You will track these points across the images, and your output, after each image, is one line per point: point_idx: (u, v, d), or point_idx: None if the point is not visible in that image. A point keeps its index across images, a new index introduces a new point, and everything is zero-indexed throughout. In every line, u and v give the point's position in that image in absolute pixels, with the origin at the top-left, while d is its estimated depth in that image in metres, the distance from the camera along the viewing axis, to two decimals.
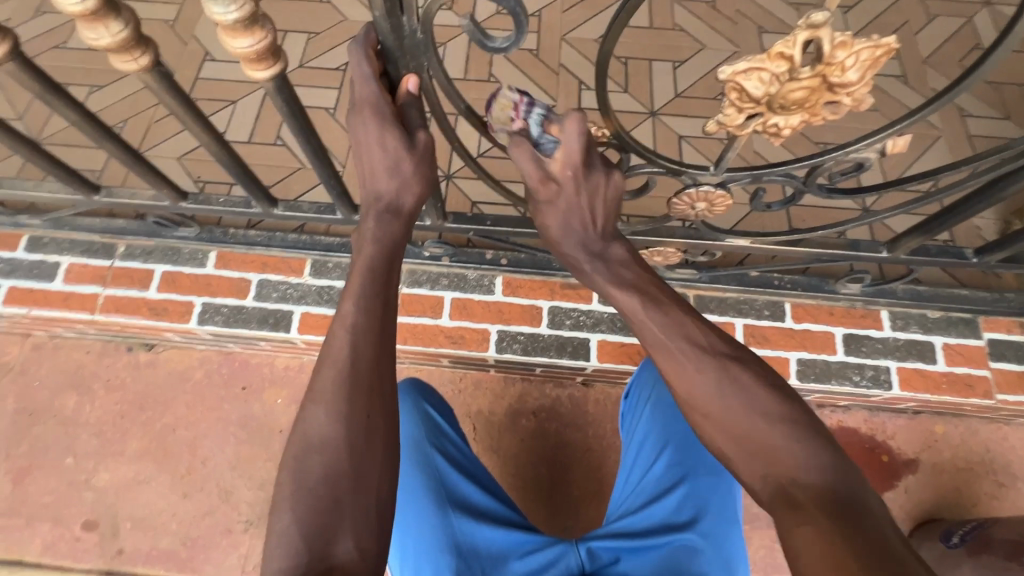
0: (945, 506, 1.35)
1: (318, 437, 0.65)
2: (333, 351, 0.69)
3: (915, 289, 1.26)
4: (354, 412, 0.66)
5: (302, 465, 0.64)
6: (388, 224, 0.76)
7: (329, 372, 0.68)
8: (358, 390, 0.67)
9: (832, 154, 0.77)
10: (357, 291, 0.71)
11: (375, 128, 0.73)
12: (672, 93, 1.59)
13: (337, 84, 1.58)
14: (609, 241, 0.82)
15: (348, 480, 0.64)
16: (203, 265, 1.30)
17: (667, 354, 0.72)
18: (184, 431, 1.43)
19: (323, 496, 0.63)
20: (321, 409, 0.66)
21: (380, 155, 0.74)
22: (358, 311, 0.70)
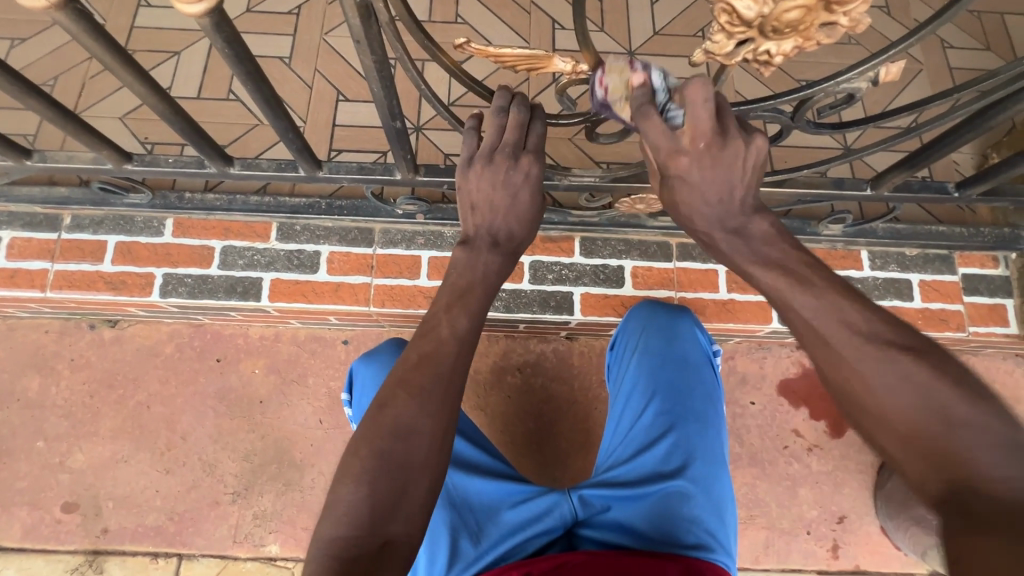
0: None
1: (406, 425, 0.65)
2: (434, 355, 0.69)
3: (894, 227, 1.23)
4: (443, 411, 0.67)
5: (381, 450, 0.64)
6: (505, 259, 0.79)
7: (426, 369, 0.68)
8: (452, 395, 0.68)
9: (822, 86, 0.73)
10: (471, 310, 0.73)
11: (527, 178, 0.79)
12: (650, 31, 1.50)
13: (291, 30, 1.45)
14: (749, 215, 0.68)
15: (418, 467, 0.65)
16: (160, 234, 1.22)
17: (823, 341, 0.57)
18: (159, 407, 1.38)
19: (394, 479, 0.63)
20: (416, 400, 0.66)
21: (502, 191, 0.78)
22: (469, 329, 0.72)
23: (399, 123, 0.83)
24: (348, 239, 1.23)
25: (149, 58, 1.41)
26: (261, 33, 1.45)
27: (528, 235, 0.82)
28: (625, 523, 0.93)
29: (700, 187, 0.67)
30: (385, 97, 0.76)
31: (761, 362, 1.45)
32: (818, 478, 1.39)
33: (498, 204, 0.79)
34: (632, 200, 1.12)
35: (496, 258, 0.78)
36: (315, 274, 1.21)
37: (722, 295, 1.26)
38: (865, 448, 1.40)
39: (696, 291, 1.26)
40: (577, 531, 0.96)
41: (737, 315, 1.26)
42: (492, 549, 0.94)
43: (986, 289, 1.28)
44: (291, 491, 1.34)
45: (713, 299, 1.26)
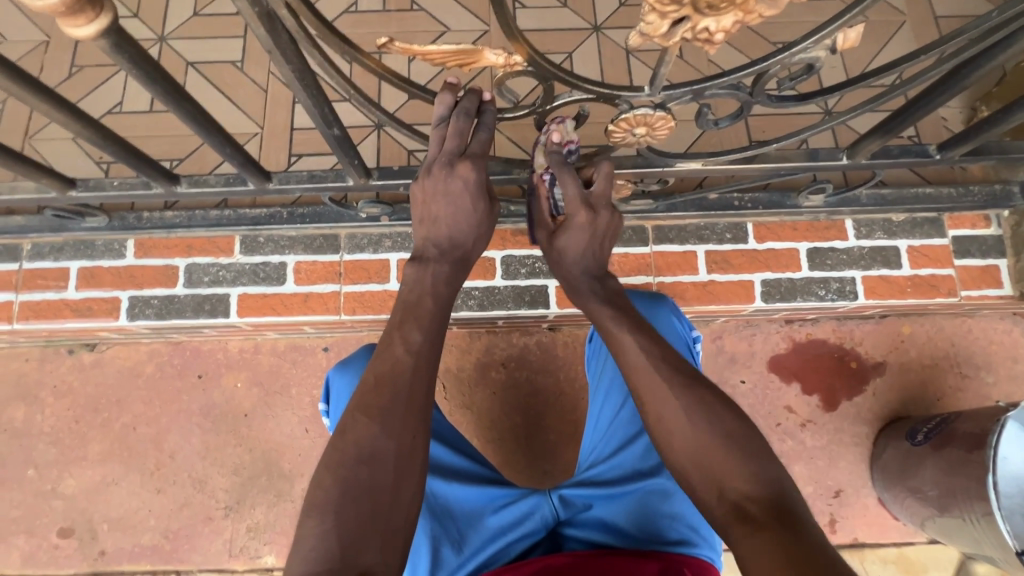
0: (912, 403, 1.38)
1: (369, 450, 0.65)
2: (392, 374, 0.70)
3: (879, 193, 1.18)
4: (406, 431, 0.67)
5: (347, 479, 0.64)
6: (454, 268, 0.80)
7: (385, 392, 0.68)
8: (415, 413, 0.68)
9: (776, 57, 0.68)
10: (425, 324, 0.74)
11: (468, 192, 0.78)
12: (616, 3, 1.43)
13: (241, 32, 1.40)
14: (604, 275, 0.89)
15: (388, 492, 0.64)
16: (122, 256, 1.19)
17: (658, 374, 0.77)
18: (145, 428, 1.38)
19: (364, 507, 0.63)
20: (375, 423, 0.66)
21: (446, 199, 0.78)
22: (425, 342, 0.73)
23: (336, 130, 0.79)
24: (313, 247, 1.20)
25: (97, 73, 1.36)
26: (210, 38, 1.39)
27: (474, 243, 0.82)
28: (607, 521, 0.94)
29: (583, 244, 0.87)
30: (314, 105, 0.72)
31: (749, 340, 1.41)
32: (812, 453, 1.37)
33: (439, 216, 0.79)
34: None
35: (445, 267, 0.79)
36: (282, 286, 1.19)
37: (703, 276, 1.22)
38: (860, 420, 1.38)
39: (676, 274, 1.22)
40: (561, 531, 0.97)
41: (718, 297, 1.22)
42: (475, 557, 0.94)
43: (978, 250, 1.23)
44: (283, 502, 1.34)
45: (693, 282, 1.22)
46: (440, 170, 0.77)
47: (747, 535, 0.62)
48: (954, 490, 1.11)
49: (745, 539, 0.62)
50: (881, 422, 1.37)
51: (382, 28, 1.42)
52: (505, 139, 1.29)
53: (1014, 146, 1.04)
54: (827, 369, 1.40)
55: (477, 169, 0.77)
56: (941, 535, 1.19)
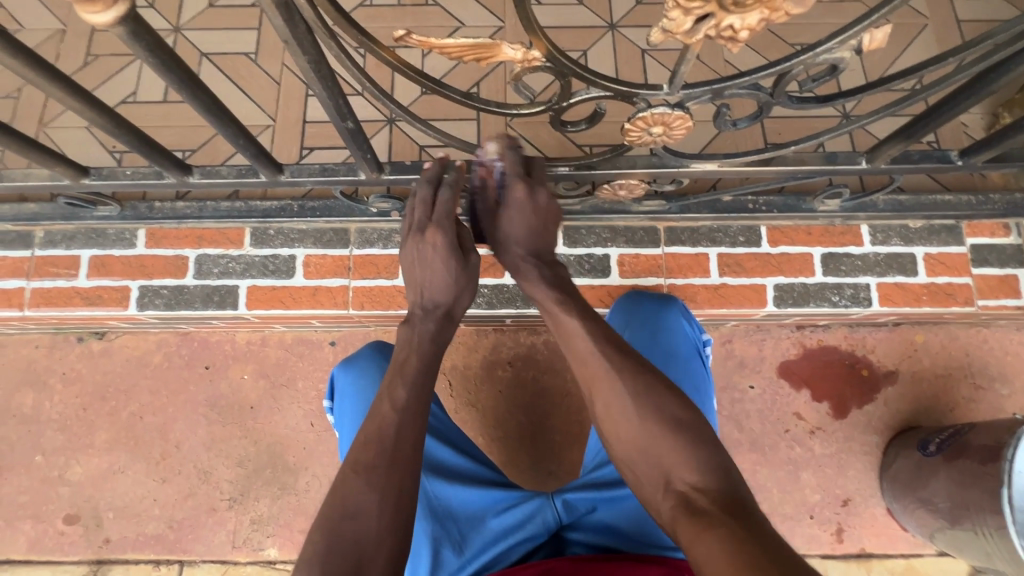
0: (924, 413, 1.36)
1: (355, 504, 0.67)
2: (378, 429, 0.73)
3: (897, 199, 1.17)
4: (389, 484, 0.69)
5: (332, 535, 0.65)
6: (438, 325, 0.86)
7: (372, 446, 0.71)
8: (397, 468, 0.70)
9: (800, 57, 0.66)
10: (407, 378, 0.78)
11: (438, 247, 0.87)
12: (632, 1, 1.42)
13: (256, 24, 1.40)
14: None
15: (372, 542, 0.65)
16: (133, 246, 1.19)
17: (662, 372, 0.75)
18: (152, 417, 1.38)
19: (349, 560, 0.63)
20: (361, 478, 0.69)
21: (424, 263, 0.88)
22: (410, 397, 0.76)
23: (351, 124, 0.78)
24: (323, 241, 1.20)
25: (113, 63, 1.37)
26: (226, 29, 1.39)
27: (457, 298, 0.89)
28: (610, 525, 0.93)
29: None
30: (329, 97, 0.72)
31: (760, 344, 1.40)
32: (821, 461, 1.35)
33: (419, 280, 0.88)
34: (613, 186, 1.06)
35: (429, 325, 0.86)
36: (291, 279, 1.19)
37: (714, 279, 1.21)
38: (870, 428, 1.36)
39: (687, 276, 1.21)
40: (565, 534, 0.97)
41: (730, 300, 1.20)
42: (476, 558, 0.94)
43: (996, 259, 1.21)
44: (287, 495, 1.34)
45: (704, 285, 1.21)
46: (414, 235, 0.89)
47: (700, 532, 0.59)
48: (967, 502, 1.09)
49: (699, 535, 0.59)
50: (892, 432, 1.35)
51: (396, 22, 1.41)
52: (517, 137, 1.28)
53: None
54: (838, 376, 1.38)
55: (441, 230, 0.87)
56: (951, 547, 1.17)
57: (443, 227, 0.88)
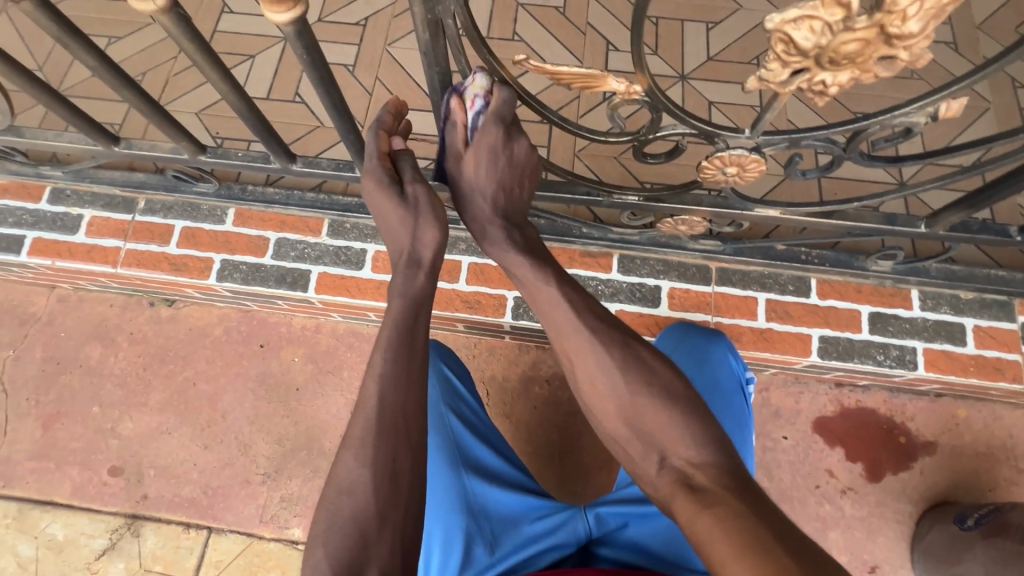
0: (961, 489, 1.34)
1: (348, 481, 0.73)
2: (363, 400, 0.77)
3: (949, 268, 1.20)
4: (380, 460, 0.74)
5: (332, 511, 0.72)
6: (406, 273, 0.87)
7: (360, 420, 0.76)
8: (385, 437, 0.75)
9: (877, 118, 0.72)
10: (386, 342, 0.81)
11: (373, 193, 0.90)
12: (704, 56, 1.51)
13: (357, 40, 1.54)
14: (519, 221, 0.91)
15: (375, 522, 0.72)
16: (222, 222, 1.30)
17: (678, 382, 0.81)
18: (204, 385, 1.46)
19: (352, 534, 0.70)
20: (351, 455, 0.74)
21: (383, 210, 0.89)
22: (388, 362, 0.80)
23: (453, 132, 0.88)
24: None
25: (227, 60, 1.52)
26: (329, 42, 1.54)
27: (421, 241, 0.89)
28: (640, 543, 0.96)
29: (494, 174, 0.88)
30: None
31: (796, 397, 1.41)
32: (851, 522, 1.33)
33: (383, 233, 0.92)
34: (675, 220, 1.12)
35: (399, 276, 0.87)
36: (360, 270, 1.27)
37: (761, 323, 1.24)
38: (904, 497, 1.34)
39: (734, 317, 1.24)
40: (593, 548, 0.99)
41: (775, 345, 1.23)
42: (506, 559, 0.97)
43: None
44: (318, 478, 1.39)
45: (750, 327, 1.24)
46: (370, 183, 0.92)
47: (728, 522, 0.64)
48: None
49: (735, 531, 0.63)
50: (926, 503, 1.33)
51: None
52: (584, 166, 1.37)
53: None
54: (875, 439, 1.37)
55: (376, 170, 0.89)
56: None
57: (373, 171, 0.91)
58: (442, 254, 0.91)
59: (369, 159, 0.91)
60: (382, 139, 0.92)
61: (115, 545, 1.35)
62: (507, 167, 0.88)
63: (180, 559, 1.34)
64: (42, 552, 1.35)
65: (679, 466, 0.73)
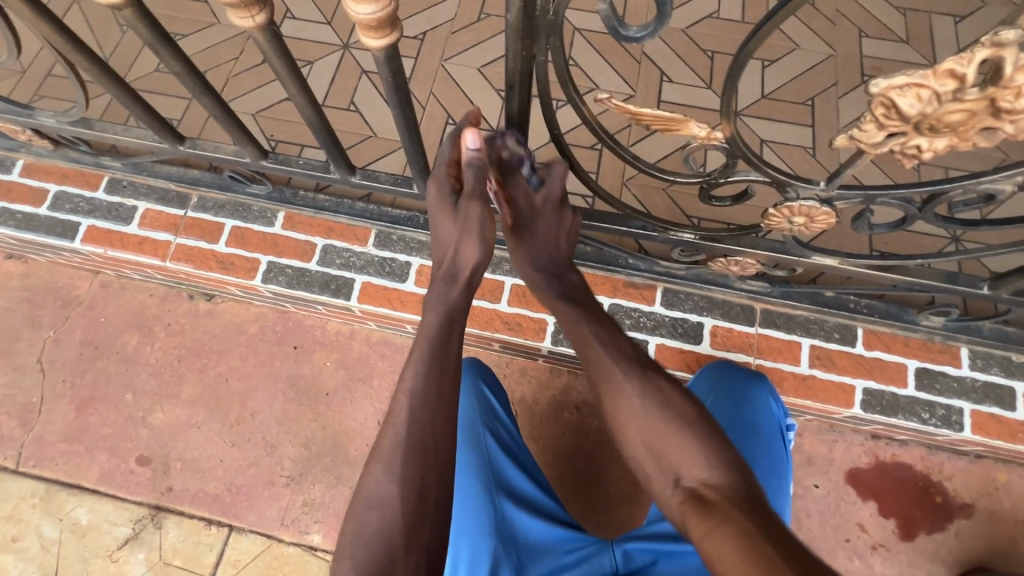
0: (998, 557, 1.29)
1: (375, 495, 0.73)
2: (393, 414, 0.77)
3: (1003, 330, 1.17)
4: (408, 473, 0.73)
5: (360, 522, 0.72)
6: (443, 287, 0.88)
7: (389, 435, 0.76)
8: (413, 454, 0.74)
9: (961, 183, 0.71)
10: (420, 356, 0.80)
11: (433, 203, 0.89)
12: (758, 94, 1.51)
13: (414, 53, 1.56)
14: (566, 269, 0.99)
15: (402, 537, 0.71)
16: (271, 224, 1.32)
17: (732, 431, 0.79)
18: (236, 382, 1.47)
19: (380, 551, 0.70)
20: (379, 468, 0.74)
21: (438, 223, 0.89)
22: (420, 377, 0.78)
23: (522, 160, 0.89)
24: None
25: None
26: None
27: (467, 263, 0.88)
28: None
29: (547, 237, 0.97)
30: None
31: (830, 445, 1.38)
32: None
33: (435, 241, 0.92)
34: (727, 261, 1.12)
35: (437, 290, 0.88)
36: (403, 283, 1.27)
37: (803, 369, 1.22)
38: (937, 559, 1.30)
39: (776, 361, 1.22)
40: None
41: (816, 393, 1.21)
42: None
43: None
44: (341, 485, 1.38)
45: (792, 372, 1.22)
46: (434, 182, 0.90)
47: None
48: None
49: None
50: (960, 567, 1.29)
51: None
52: (631, 196, 1.36)
53: None
54: (909, 496, 1.34)
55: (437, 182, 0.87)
56: None
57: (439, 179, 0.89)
58: (480, 273, 0.90)
59: (438, 166, 0.89)
60: (455, 146, 0.87)
61: (137, 535, 1.36)
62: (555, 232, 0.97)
63: (199, 554, 1.34)
64: (66, 535, 1.36)
65: (695, 481, 0.73)
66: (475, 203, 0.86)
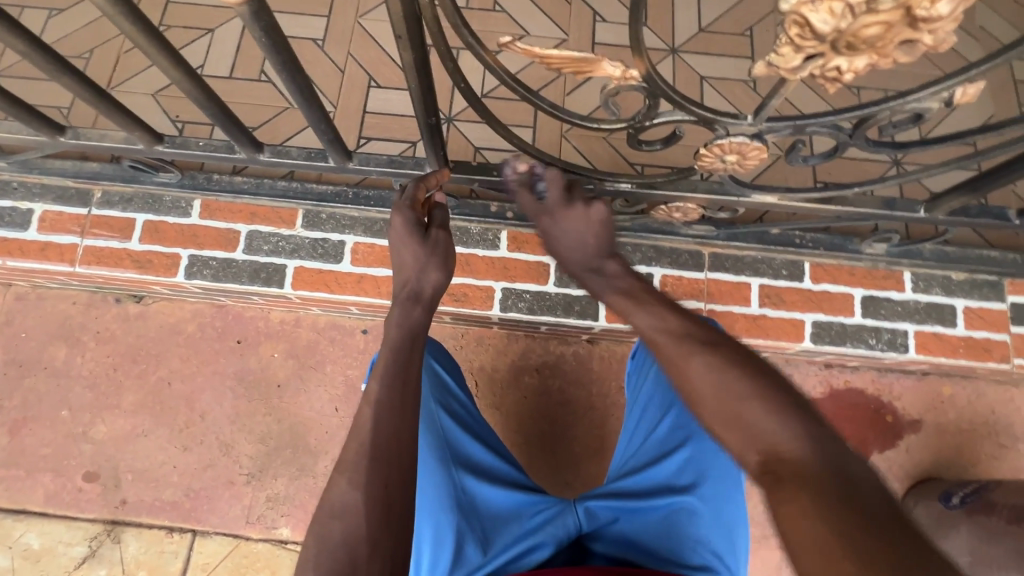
0: (945, 465, 1.36)
1: (340, 504, 0.68)
2: (357, 427, 0.74)
3: (942, 250, 1.18)
4: (374, 483, 0.69)
5: (324, 536, 0.67)
6: (403, 309, 0.86)
7: (353, 444, 0.72)
8: (379, 463, 0.70)
9: (889, 103, 0.68)
10: (382, 372, 0.78)
11: (397, 232, 0.89)
12: (695, 28, 1.44)
13: (326, 12, 1.42)
14: (604, 258, 0.89)
15: (366, 545, 0.66)
16: (187, 215, 1.21)
17: None
18: (180, 385, 1.40)
19: (342, 560, 0.65)
20: (343, 478, 0.70)
21: (405, 250, 0.88)
22: (382, 390, 0.76)
23: (433, 119, 0.80)
24: (373, 231, 1.21)
25: (184, 35, 1.40)
26: (295, 13, 1.42)
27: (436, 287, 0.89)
28: (632, 537, 0.95)
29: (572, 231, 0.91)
30: (421, 92, 0.73)
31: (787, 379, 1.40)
32: None
33: (394, 264, 0.91)
34: (669, 207, 1.08)
35: (398, 310, 0.85)
36: (338, 264, 1.20)
37: (754, 310, 1.22)
38: (889, 474, 1.36)
39: (727, 304, 1.22)
40: (587, 544, 0.98)
41: (767, 332, 1.21)
42: (498, 558, 0.93)
43: None
44: (304, 476, 1.35)
45: (743, 314, 1.22)
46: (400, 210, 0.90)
47: None
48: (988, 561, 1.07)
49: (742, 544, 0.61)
50: (911, 480, 1.35)
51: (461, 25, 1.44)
52: (571, 148, 1.31)
53: None
54: (862, 418, 1.38)
55: (403, 214, 0.88)
56: None
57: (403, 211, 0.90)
58: (442, 294, 0.90)
59: (402, 199, 0.91)
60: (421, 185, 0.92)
61: (95, 552, 1.31)
62: (583, 223, 0.91)
63: (164, 563, 1.30)
64: (18, 562, 1.30)
65: None
66: (443, 232, 0.92)
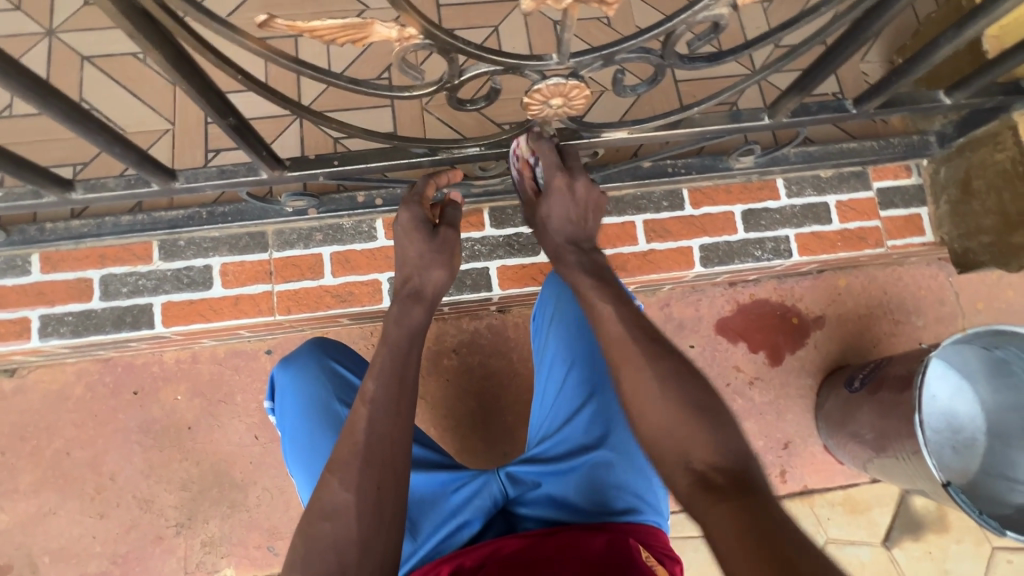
0: (851, 352, 1.44)
1: (329, 508, 0.69)
2: (353, 425, 0.74)
3: (806, 150, 1.19)
4: (367, 486, 0.70)
5: None
6: (402, 306, 0.84)
7: (346, 445, 0.73)
8: (371, 467, 0.71)
9: (680, 16, 0.66)
10: (379, 369, 0.77)
11: (404, 224, 0.88)
12: None
13: None
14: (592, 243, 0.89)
15: (357, 547, 0.68)
16: (27, 272, 1.10)
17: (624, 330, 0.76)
18: (80, 452, 1.30)
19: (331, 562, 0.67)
20: (334, 482, 0.70)
21: (410, 246, 0.87)
22: (380, 391, 0.76)
23: (233, 118, 0.74)
24: (239, 247, 1.14)
25: None
26: (108, 28, 1.29)
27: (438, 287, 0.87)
28: (558, 497, 0.94)
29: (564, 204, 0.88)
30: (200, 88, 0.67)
31: (696, 305, 1.44)
32: (761, 409, 1.41)
33: (396, 258, 0.89)
34: None
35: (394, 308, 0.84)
36: (209, 290, 1.13)
37: (642, 246, 1.23)
38: (803, 372, 1.43)
39: (616, 246, 1.22)
40: (514, 510, 0.97)
41: (659, 265, 1.23)
42: (428, 541, 0.93)
43: (901, 201, 1.28)
44: (236, 513, 1.30)
45: (633, 252, 1.23)
46: (411, 207, 0.90)
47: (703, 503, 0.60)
48: (888, 433, 1.14)
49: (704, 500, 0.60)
50: (823, 373, 1.43)
51: None
52: (435, 121, 1.26)
53: (925, 95, 1.03)
54: (771, 327, 1.44)
55: (409, 211, 0.89)
56: (880, 474, 1.23)
57: (412, 212, 0.89)
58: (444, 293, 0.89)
59: (412, 201, 0.90)
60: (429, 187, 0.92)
61: None
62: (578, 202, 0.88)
63: None
64: None
65: None
66: (451, 230, 0.90)
